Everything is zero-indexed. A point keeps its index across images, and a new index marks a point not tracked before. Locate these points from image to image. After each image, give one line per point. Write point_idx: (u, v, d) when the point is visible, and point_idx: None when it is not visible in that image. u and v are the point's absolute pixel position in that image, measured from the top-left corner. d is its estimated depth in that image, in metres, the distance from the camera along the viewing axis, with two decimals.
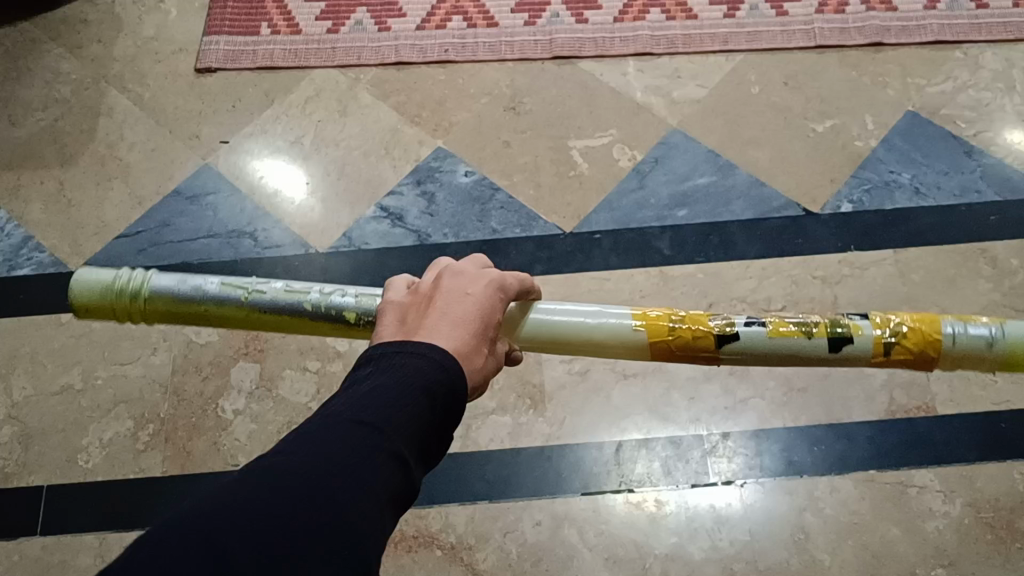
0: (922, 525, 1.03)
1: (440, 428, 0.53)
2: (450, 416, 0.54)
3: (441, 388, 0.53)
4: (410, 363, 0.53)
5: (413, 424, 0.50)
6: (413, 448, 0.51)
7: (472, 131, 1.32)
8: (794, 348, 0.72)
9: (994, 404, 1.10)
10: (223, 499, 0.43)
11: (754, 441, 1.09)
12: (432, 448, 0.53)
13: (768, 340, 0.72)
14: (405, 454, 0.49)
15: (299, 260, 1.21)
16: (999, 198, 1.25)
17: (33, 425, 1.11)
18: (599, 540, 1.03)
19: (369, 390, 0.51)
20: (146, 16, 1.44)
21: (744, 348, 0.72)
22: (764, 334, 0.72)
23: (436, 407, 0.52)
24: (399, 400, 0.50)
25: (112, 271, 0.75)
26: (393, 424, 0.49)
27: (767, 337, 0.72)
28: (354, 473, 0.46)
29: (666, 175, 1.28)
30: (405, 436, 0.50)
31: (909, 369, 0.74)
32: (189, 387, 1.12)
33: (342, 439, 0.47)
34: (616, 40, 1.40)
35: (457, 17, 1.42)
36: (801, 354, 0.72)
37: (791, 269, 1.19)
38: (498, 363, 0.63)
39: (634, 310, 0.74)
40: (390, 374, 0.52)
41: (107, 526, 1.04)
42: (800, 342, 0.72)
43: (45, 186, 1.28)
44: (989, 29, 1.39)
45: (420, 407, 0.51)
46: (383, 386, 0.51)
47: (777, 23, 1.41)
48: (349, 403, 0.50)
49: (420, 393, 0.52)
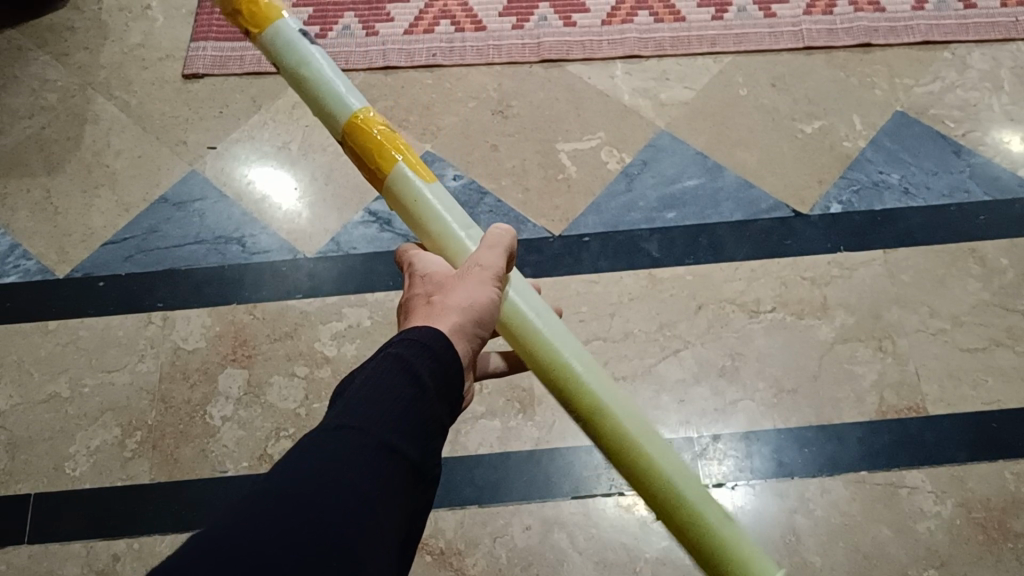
0: (912, 526, 1.02)
1: (442, 408, 0.55)
2: (448, 382, 0.56)
3: (419, 360, 0.54)
4: (378, 357, 0.54)
5: (408, 415, 0.51)
6: (410, 438, 0.51)
7: (460, 135, 1.32)
8: (295, 29, 0.75)
9: (985, 404, 1.10)
10: (213, 528, 0.43)
11: (745, 443, 1.09)
12: (441, 439, 0.55)
13: (316, 75, 0.74)
14: (399, 444, 0.50)
15: (287, 265, 1.21)
16: (987, 197, 1.25)
17: (20, 434, 1.10)
18: (590, 544, 1.03)
19: (351, 395, 0.52)
20: (133, 23, 1.44)
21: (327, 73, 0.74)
22: (326, 110, 0.75)
23: (428, 387, 0.53)
24: (387, 395, 0.51)
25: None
26: (386, 422, 0.50)
27: (312, 85, 0.74)
28: (342, 480, 0.46)
29: (654, 177, 1.28)
30: (403, 432, 0.51)
31: None
32: (177, 394, 1.12)
33: (337, 447, 0.48)
34: (603, 43, 1.40)
35: (445, 21, 1.42)
36: (290, 21, 0.76)
37: (780, 271, 1.20)
38: (480, 282, 0.63)
39: (410, 210, 0.74)
40: (367, 373, 0.53)
41: (94, 534, 1.04)
42: (288, 35, 0.75)
43: (31, 194, 1.28)
44: (976, 29, 1.39)
45: (405, 394, 0.52)
46: (367, 385, 0.52)
47: (764, 25, 1.41)
48: (337, 412, 0.51)
49: (402, 376, 0.53)
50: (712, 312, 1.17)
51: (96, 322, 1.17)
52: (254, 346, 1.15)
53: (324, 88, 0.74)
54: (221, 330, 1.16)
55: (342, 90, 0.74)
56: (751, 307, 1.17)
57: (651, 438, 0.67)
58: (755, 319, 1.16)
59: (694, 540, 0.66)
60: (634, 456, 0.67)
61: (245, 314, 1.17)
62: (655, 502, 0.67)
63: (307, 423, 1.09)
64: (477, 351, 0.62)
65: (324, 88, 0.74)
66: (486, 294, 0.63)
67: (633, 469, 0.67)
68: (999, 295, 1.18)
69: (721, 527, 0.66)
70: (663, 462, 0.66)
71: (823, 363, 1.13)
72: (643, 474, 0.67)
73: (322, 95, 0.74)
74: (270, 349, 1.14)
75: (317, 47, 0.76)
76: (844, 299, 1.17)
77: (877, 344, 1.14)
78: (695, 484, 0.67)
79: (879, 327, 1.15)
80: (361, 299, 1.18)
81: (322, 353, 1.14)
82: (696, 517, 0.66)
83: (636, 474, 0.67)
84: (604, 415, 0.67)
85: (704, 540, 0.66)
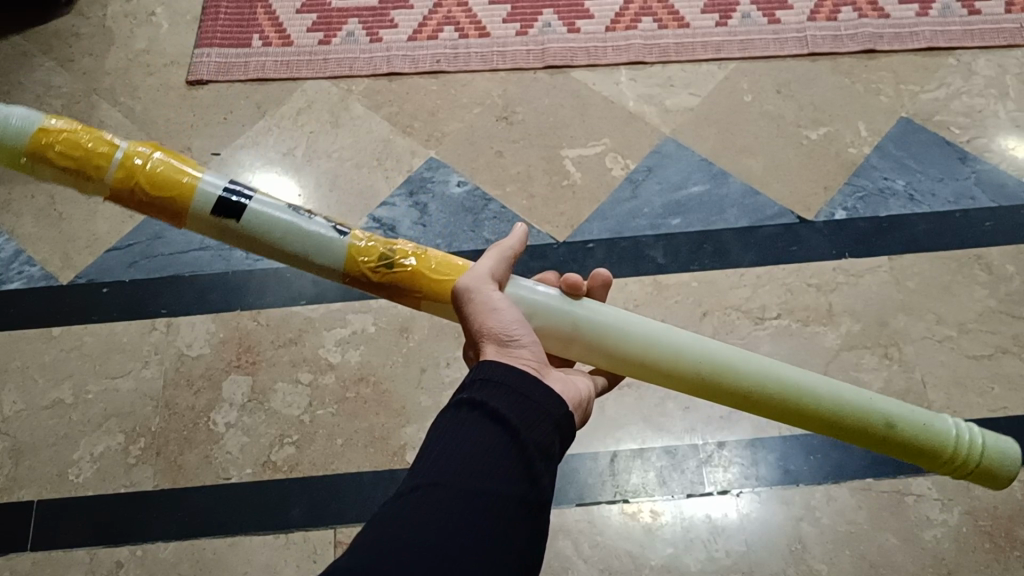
0: (919, 534, 1.02)
1: (535, 434, 0.57)
2: (529, 408, 0.57)
3: (488, 399, 0.57)
4: (452, 409, 0.58)
5: (491, 455, 0.54)
6: (495, 477, 0.53)
7: (465, 141, 1.32)
8: (219, 189, 0.75)
9: (992, 411, 1.10)
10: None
11: (750, 451, 1.08)
12: (541, 468, 0.56)
13: (277, 232, 0.75)
14: (483, 487, 0.53)
15: (291, 272, 1.21)
16: (993, 204, 1.25)
17: (24, 440, 1.10)
18: (594, 552, 1.02)
19: (432, 451, 0.55)
20: (138, 29, 1.45)
21: (283, 224, 0.76)
22: (306, 264, 0.77)
23: (508, 420, 0.56)
24: (464, 443, 0.55)
25: (933, 447, 0.80)
26: (467, 471, 0.53)
27: (280, 243, 0.76)
28: (427, 531, 0.49)
29: (659, 184, 1.27)
30: (487, 472, 0.53)
31: (97, 179, 0.74)
32: (181, 401, 1.12)
33: (419, 504, 0.51)
34: (608, 49, 1.40)
35: (450, 28, 1.42)
36: (207, 184, 0.74)
37: (786, 277, 1.19)
38: (488, 299, 0.69)
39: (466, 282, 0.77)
40: (445, 425, 0.57)
41: (98, 541, 1.03)
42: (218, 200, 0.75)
43: (35, 201, 1.28)
44: (981, 36, 1.39)
45: (482, 435, 0.55)
46: (444, 440, 0.55)
47: (769, 31, 1.41)
48: (418, 473, 0.54)
49: (478, 419, 0.56)
50: (718, 318, 1.16)
51: (100, 328, 1.17)
52: (259, 353, 1.15)
53: (294, 238, 0.76)
54: (226, 336, 1.16)
55: (311, 234, 0.76)
56: (757, 314, 1.17)
57: (806, 381, 0.78)
58: (760, 326, 1.16)
59: (886, 441, 0.80)
60: (808, 407, 0.78)
61: (249, 321, 1.17)
62: (839, 431, 0.80)
63: (312, 429, 1.09)
64: (541, 348, 0.66)
65: (294, 246, 0.76)
66: (497, 302, 0.69)
67: (810, 416, 0.79)
68: (1006, 302, 1.17)
69: (892, 424, 0.80)
70: (833, 391, 0.79)
71: (829, 370, 1.13)
72: (823, 412, 0.79)
73: (297, 246, 0.76)
74: (274, 355, 1.14)
75: (253, 201, 0.75)
76: (850, 305, 1.17)
77: (883, 351, 1.14)
78: (857, 390, 0.80)
79: (885, 334, 1.15)
80: (365, 306, 1.18)
81: (326, 360, 1.14)
82: (879, 420, 0.79)
83: (812, 418, 0.79)
84: (765, 390, 0.78)
85: (895, 436, 0.80)
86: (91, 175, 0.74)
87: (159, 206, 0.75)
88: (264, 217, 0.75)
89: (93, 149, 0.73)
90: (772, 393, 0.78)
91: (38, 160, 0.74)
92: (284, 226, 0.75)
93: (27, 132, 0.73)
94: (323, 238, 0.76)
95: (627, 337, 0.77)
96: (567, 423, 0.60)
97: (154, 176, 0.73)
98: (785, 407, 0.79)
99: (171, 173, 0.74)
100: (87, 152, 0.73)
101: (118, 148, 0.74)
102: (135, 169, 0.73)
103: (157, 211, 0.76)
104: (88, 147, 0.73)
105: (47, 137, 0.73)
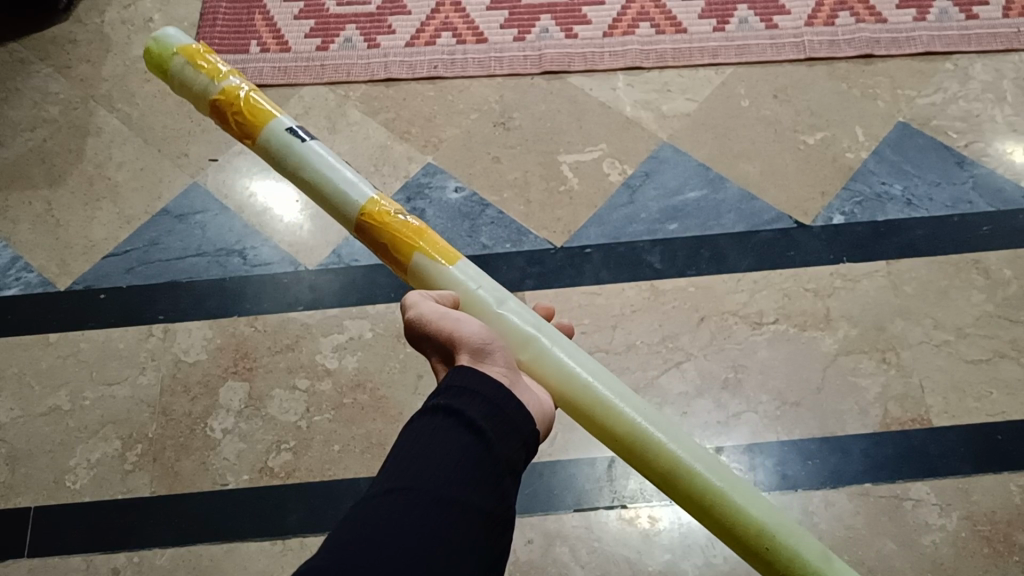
0: (917, 539, 1.01)
1: (508, 449, 0.57)
2: (503, 423, 0.58)
3: (465, 407, 0.57)
4: (427, 415, 0.57)
5: (467, 463, 0.54)
6: (467, 486, 0.53)
7: (462, 147, 1.32)
8: (289, 126, 0.83)
9: (990, 416, 1.09)
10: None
11: (748, 456, 1.08)
12: (510, 481, 0.57)
13: (307, 162, 0.81)
14: (457, 495, 0.52)
15: (288, 277, 1.21)
16: (990, 209, 1.25)
17: (20, 447, 1.10)
18: (592, 558, 1.02)
19: (404, 453, 0.55)
20: (135, 36, 1.45)
21: (320, 160, 0.81)
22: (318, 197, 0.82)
23: (485, 432, 0.56)
24: (439, 449, 0.54)
25: None
26: (441, 477, 0.53)
27: (305, 172, 0.81)
28: (398, 536, 0.49)
29: (656, 189, 1.27)
30: (462, 481, 0.53)
31: (202, 92, 0.84)
32: (178, 407, 1.11)
33: (394, 508, 0.51)
34: (605, 54, 1.40)
35: (447, 33, 1.43)
36: (282, 120, 0.83)
37: (783, 282, 1.19)
38: (449, 312, 0.66)
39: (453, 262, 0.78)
40: (421, 428, 0.56)
41: (95, 547, 1.03)
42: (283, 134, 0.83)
43: (33, 207, 1.28)
44: (978, 40, 1.40)
45: (459, 443, 0.55)
46: (418, 444, 0.55)
47: (766, 36, 1.42)
48: (391, 474, 0.54)
49: (455, 427, 0.56)
50: (715, 323, 1.16)
51: (96, 334, 1.17)
52: (256, 359, 1.14)
53: (328, 183, 0.81)
54: (223, 342, 1.16)
55: (342, 180, 0.81)
56: (753, 319, 1.17)
57: (733, 488, 0.69)
58: (758, 331, 1.16)
59: None
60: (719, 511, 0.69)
61: (246, 327, 1.17)
62: (754, 554, 0.69)
63: (308, 436, 1.09)
64: (509, 356, 0.66)
65: (315, 178, 0.81)
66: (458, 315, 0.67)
67: (726, 526, 0.69)
68: (1003, 306, 1.17)
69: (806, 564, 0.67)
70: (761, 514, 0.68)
71: (827, 375, 1.13)
72: (743, 531, 0.68)
73: (317, 179, 0.81)
74: (271, 361, 1.14)
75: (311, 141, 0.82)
76: (847, 311, 1.17)
77: (881, 356, 1.14)
78: (793, 530, 0.69)
79: (883, 339, 1.15)
80: (362, 311, 1.17)
81: (323, 366, 1.14)
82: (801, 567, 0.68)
83: (723, 525, 0.69)
84: (686, 477, 0.69)
85: None
86: (199, 86, 0.84)
87: (233, 123, 0.84)
88: (303, 155, 0.81)
89: (206, 66, 0.84)
90: (693, 484, 0.69)
91: (168, 65, 0.85)
92: (320, 162, 0.81)
93: (166, 40, 0.85)
94: (342, 184, 0.81)
95: (560, 368, 0.73)
96: (534, 438, 0.61)
97: (240, 101, 0.83)
98: (704, 506, 0.69)
99: (255, 102, 0.83)
100: (207, 66, 0.84)
101: (232, 76, 0.84)
102: (235, 95, 0.83)
103: (230, 130, 0.85)
104: (211, 68, 0.84)
105: (183, 50, 0.84)
